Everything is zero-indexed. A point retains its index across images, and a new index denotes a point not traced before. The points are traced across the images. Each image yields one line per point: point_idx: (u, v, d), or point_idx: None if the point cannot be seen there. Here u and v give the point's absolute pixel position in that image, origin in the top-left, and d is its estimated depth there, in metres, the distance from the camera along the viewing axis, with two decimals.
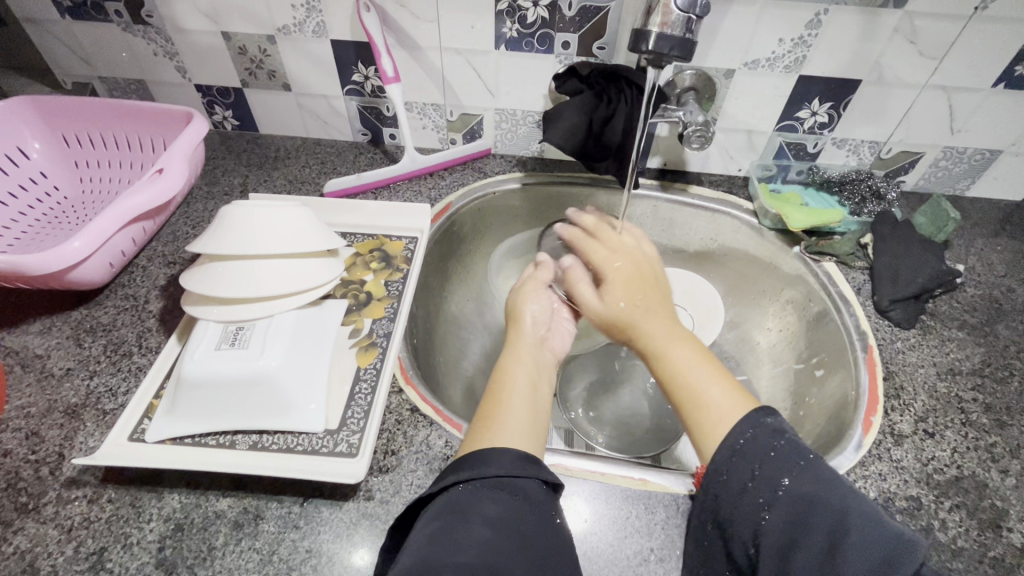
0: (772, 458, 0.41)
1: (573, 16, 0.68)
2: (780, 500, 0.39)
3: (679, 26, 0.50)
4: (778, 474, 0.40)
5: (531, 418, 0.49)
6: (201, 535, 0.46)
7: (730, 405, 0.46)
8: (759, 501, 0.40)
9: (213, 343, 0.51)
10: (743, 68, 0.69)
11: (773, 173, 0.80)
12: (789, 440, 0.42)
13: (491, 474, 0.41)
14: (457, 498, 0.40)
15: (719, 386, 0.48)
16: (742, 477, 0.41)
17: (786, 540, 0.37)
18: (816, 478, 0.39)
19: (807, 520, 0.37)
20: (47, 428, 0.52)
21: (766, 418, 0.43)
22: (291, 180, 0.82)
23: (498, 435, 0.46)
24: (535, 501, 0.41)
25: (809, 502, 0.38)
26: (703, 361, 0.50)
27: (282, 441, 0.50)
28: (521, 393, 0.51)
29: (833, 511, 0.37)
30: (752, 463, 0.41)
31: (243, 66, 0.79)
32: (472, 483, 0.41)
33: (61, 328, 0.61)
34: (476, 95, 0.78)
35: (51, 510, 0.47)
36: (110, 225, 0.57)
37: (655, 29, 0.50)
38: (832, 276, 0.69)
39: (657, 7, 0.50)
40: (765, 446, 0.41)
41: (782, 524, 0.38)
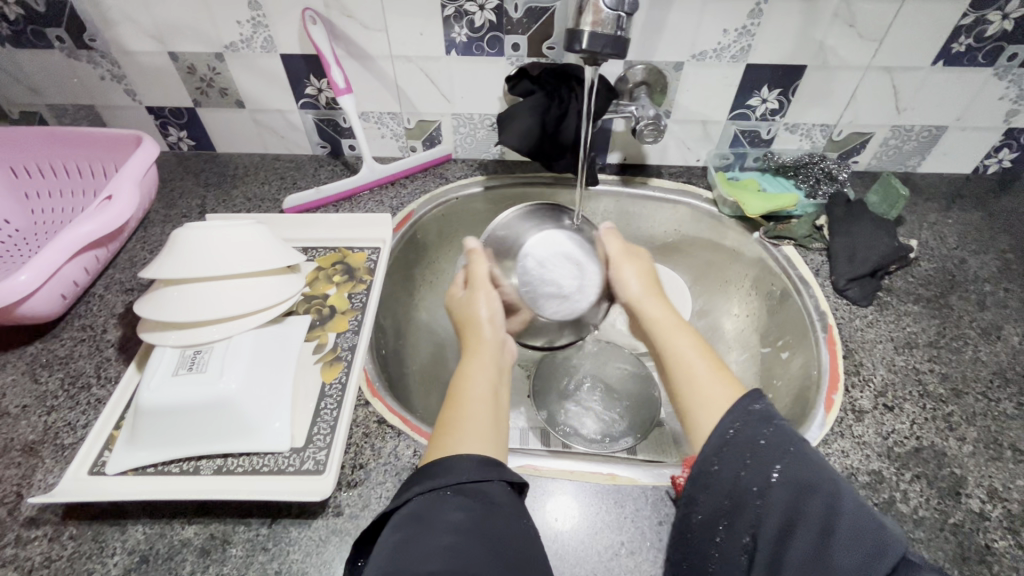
0: (763, 447, 0.39)
1: (520, 18, 0.68)
2: (773, 488, 0.37)
3: (610, 25, 0.50)
4: (769, 461, 0.38)
5: (493, 423, 0.49)
6: (167, 564, 0.45)
7: (727, 389, 0.46)
8: (750, 492, 0.38)
9: (170, 368, 0.51)
10: (691, 60, 0.70)
11: (730, 162, 0.81)
12: (777, 426, 0.40)
13: (456, 478, 0.41)
14: (422, 506, 0.40)
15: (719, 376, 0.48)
16: (733, 467, 0.39)
17: (788, 526, 0.36)
18: (806, 461, 0.38)
19: (799, 505, 0.36)
20: (3, 468, 0.51)
21: (754, 404, 0.42)
22: (250, 199, 0.81)
23: (464, 443, 0.45)
24: (500, 502, 0.41)
25: (807, 485, 0.36)
26: (705, 353, 0.51)
27: (248, 464, 0.50)
28: (482, 400, 0.50)
29: (825, 492, 0.36)
30: (744, 453, 0.40)
31: (194, 86, 0.78)
32: (439, 489, 0.41)
33: (16, 364, 0.59)
34: (432, 102, 0.78)
35: (10, 552, 0.46)
36: (59, 256, 0.56)
37: (587, 29, 0.50)
38: (791, 260, 0.70)
39: (588, 6, 0.50)
40: (757, 435, 0.40)
41: (777, 510, 0.37)
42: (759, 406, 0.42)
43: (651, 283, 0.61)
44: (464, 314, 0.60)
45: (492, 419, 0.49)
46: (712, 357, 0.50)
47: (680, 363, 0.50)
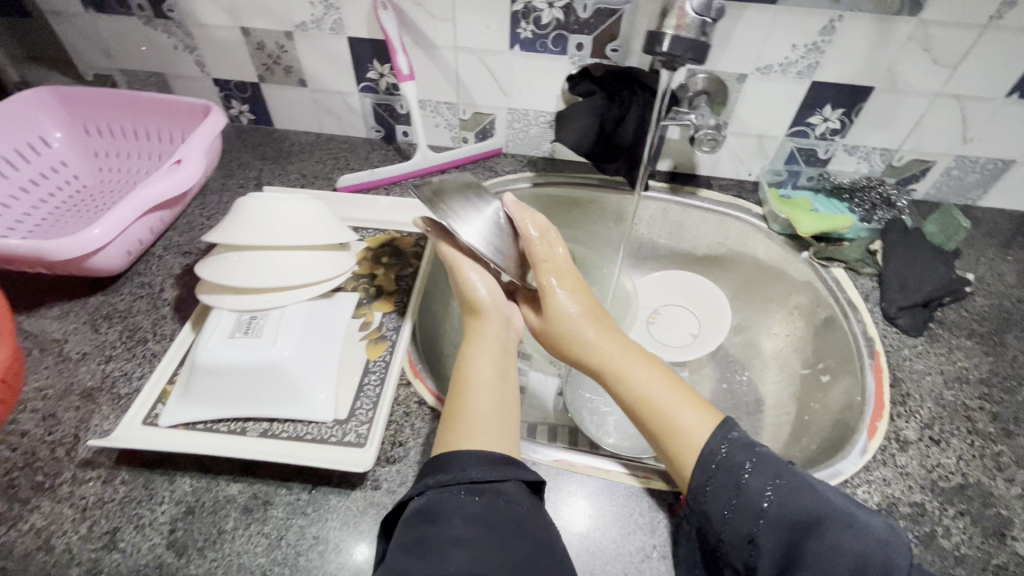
0: (747, 482, 0.42)
1: (587, 18, 0.69)
2: (763, 524, 0.41)
3: (694, 29, 0.50)
4: (757, 496, 0.42)
5: (499, 417, 0.49)
6: (211, 518, 0.47)
7: (700, 419, 0.47)
8: (743, 527, 0.42)
9: (227, 331, 0.53)
10: (755, 73, 0.70)
11: (783, 178, 0.80)
12: (760, 457, 0.44)
13: (466, 478, 0.43)
14: (433, 501, 0.41)
15: (687, 406, 0.48)
16: (721, 503, 0.43)
17: (786, 557, 0.40)
18: (790, 491, 0.41)
19: (794, 539, 0.40)
20: (63, 410, 0.53)
21: (733, 434, 0.45)
22: (304, 175, 0.83)
23: (460, 437, 0.46)
24: (515, 501, 0.43)
25: (795, 521, 0.40)
26: (666, 380, 0.50)
27: (292, 430, 0.51)
28: (487, 388, 0.51)
29: (819, 527, 0.39)
30: (731, 489, 0.43)
31: (261, 62, 0.81)
32: (450, 488, 0.42)
33: (79, 313, 0.62)
34: (490, 96, 0.79)
35: (66, 490, 0.48)
36: (129, 213, 0.58)
37: (670, 32, 0.50)
38: (840, 282, 0.69)
39: (673, 10, 0.50)
40: (739, 470, 0.43)
41: (770, 546, 0.40)
42: (737, 434, 0.45)
43: (591, 305, 0.55)
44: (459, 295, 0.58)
45: (495, 407, 0.49)
46: (674, 383, 0.50)
47: (651, 401, 0.49)
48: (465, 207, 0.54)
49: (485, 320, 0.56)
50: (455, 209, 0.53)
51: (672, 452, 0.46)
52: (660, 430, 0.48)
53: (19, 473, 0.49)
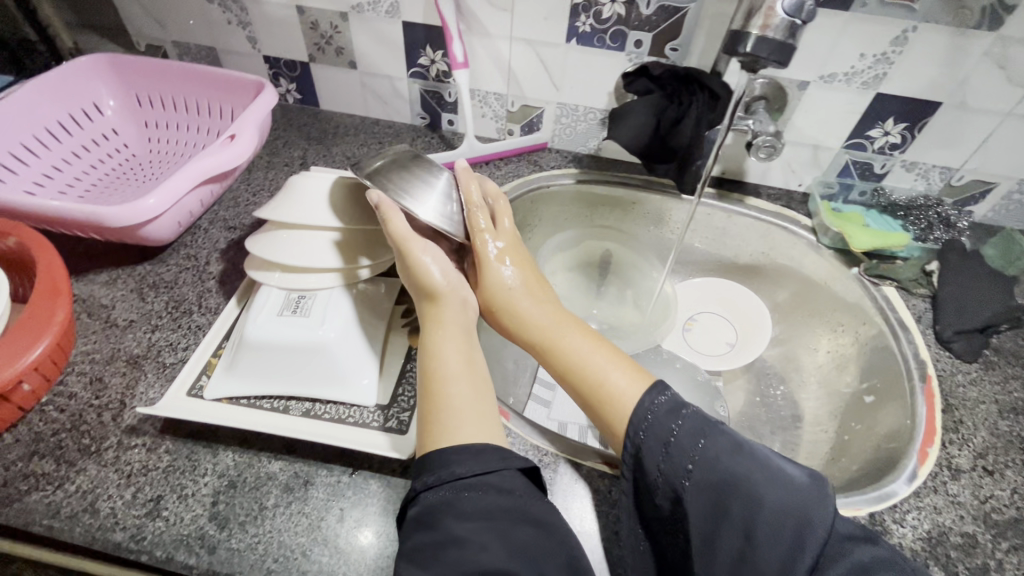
0: (676, 437, 0.42)
1: (649, 15, 0.67)
2: (692, 478, 0.40)
3: (782, 31, 0.47)
4: (686, 452, 0.41)
5: (476, 412, 0.44)
6: (253, 494, 0.47)
7: (633, 383, 0.48)
8: (675, 483, 0.41)
9: (276, 308, 0.53)
10: (818, 81, 0.69)
11: (834, 191, 0.78)
12: (685, 418, 0.43)
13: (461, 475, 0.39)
14: (423, 507, 0.38)
15: (619, 370, 0.49)
16: (655, 462, 0.42)
17: (715, 511, 0.39)
18: (721, 447, 0.41)
19: (725, 495, 0.39)
20: (110, 375, 0.54)
21: (660, 397, 0.45)
22: (349, 158, 0.82)
23: (446, 435, 0.42)
24: (512, 491, 0.39)
25: (722, 483, 0.39)
26: (597, 344, 0.51)
27: (334, 412, 0.51)
28: (459, 380, 0.45)
29: (745, 482, 0.39)
30: (664, 445, 0.42)
31: (313, 41, 0.81)
32: (440, 490, 0.38)
33: (126, 281, 0.62)
34: (541, 89, 0.78)
35: (112, 454, 0.48)
36: (183, 185, 0.58)
37: (756, 32, 0.48)
38: (891, 301, 0.67)
39: (760, 11, 0.48)
40: (669, 427, 0.43)
41: (700, 513, 0.39)
42: (665, 397, 0.45)
43: (530, 273, 0.55)
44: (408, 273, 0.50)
45: (471, 400, 0.44)
46: (604, 348, 0.51)
47: (588, 370, 0.49)
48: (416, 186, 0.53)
49: (447, 301, 0.49)
50: (405, 187, 0.52)
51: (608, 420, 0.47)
52: (595, 399, 0.48)
53: (66, 434, 0.49)
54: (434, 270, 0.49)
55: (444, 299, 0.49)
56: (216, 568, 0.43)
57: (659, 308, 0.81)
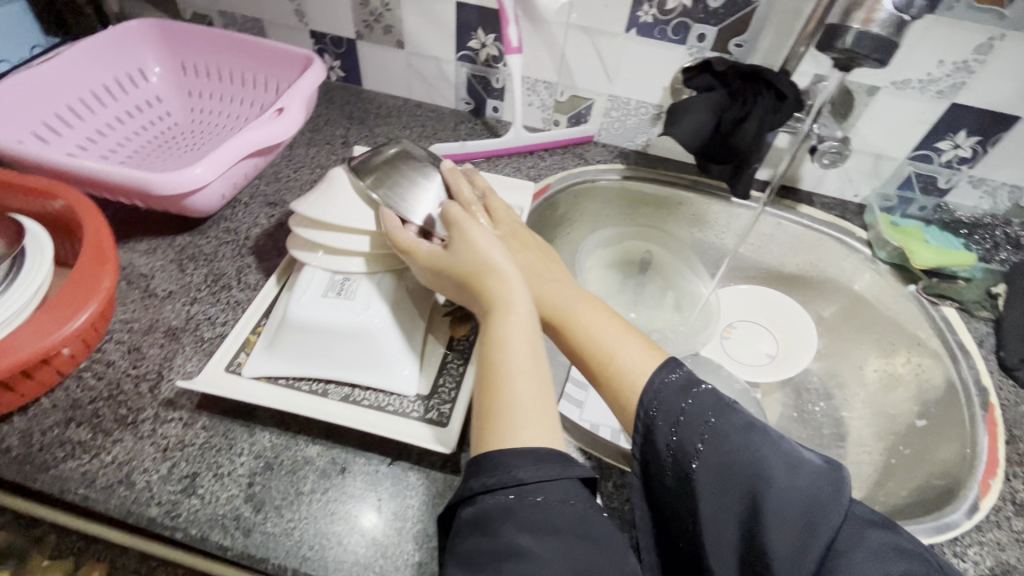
0: (686, 417, 0.41)
1: (717, 8, 0.65)
2: (701, 461, 0.39)
3: (888, 26, 0.45)
4: (695, 434, 0.40)
5: (539, 404, 0.41)
6: (290, 478, 0.46)
7: (645, 356, 0.46)
8: (685, 466, 0.40)
9: (320, 289, 0.51)
10: (890, 87, 0.65)
11: (893, 204, 0.74)
12: (696, 397, 0.42)
13: (523, 479, 0.36)
14: (481, 510, 0.35)
15: (633, 342, 0.48)
16: (665, 444, 0.41)
17: (723, 496, 0.38)
18: (732, 429, 0.40)
19: (734, 480, 0.38)
20: (148, 346, 0.53)
21: (671, 375, 0.44)
22: (391, 140, 0.81)
23: (507, 433, 0.39)
24: (573, 501, 0.36)
25: (732, 464, 0.38)
26: (608, 318, 0.50)
27: (373, 399, 0.50)
28: (521, 367, 0.42)
29: (755, 468, 0.38)
30: (672, 425, 0.41)
31: (362, 18, 0.79)
32: (500, 493, 0.36)
33: (166, 251, 0.62)
34: (593, 80, 0.76)
35: (149, 427, 0.47)
36: (231, 157, 0.57)
37: (857, 26, 0.45)
38: (951, 323, 0.64)
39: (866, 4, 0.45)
40: (679, 407, 0.42)
41: (709, 495, 0.38)
42: (676, 374, 0.44)
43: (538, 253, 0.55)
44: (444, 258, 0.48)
45: (533, 392, 0.41)
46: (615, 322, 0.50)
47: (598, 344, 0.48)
48: (410, 187, 0.53)
49: (498, 281, 0.46)
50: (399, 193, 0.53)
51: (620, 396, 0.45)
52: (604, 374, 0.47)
53: (103, 403, 0.49)
54: (487, 248, 0.47)
55: (503, 278, 0.46)
56: (251, 551, 0.42)
57: (701, 318, 0.78)
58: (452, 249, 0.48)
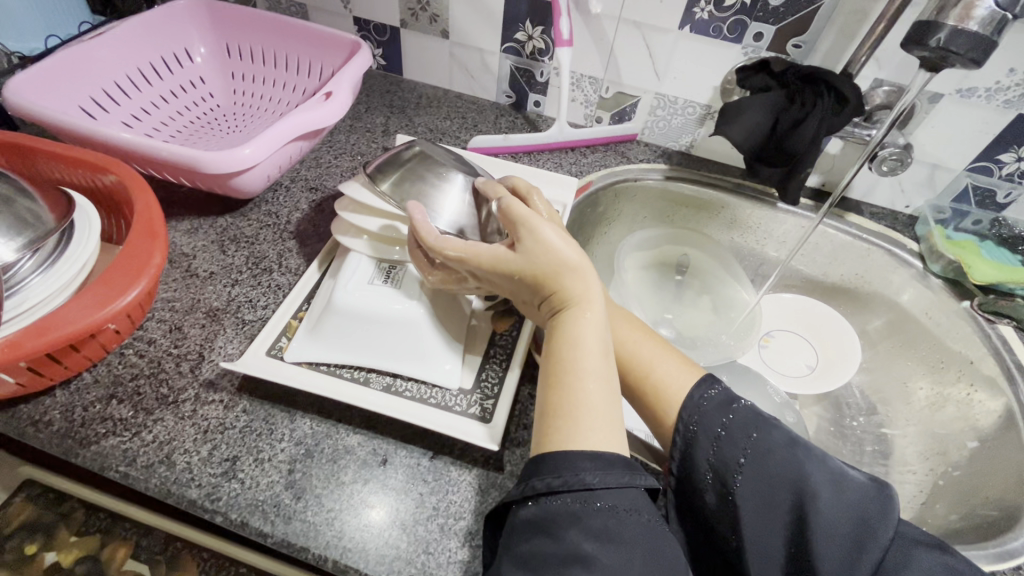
0: (726, 431, 0.40)
1: (777, 6, 0.63)
2: (743, 478, 0.38)
3: (986, 24, 0.42)
4: (736, 450, 0.39)
5: (610, 407, 0.41)
6: (331, 467, 0.45)
7: (683, 372, 0.46)
8: (727, 484, 0.38)
9: (366, 276, 0.51)
10: (955, 95, 0.63)
11: (947, 217, 0.71)
12: (737, 412, 0.41)
13: (588, 486, 0.37)
14: (545, 511, 0.37)
15: (669, 359, 0.48)
16: (704, 460, 0.40)
17: (767, 516, 0.37)
18: (774, 444, 0.38)
19: (779, 498, 0.37)
20: (190, 325, 0.52)
21: (710, 391, 0.43)
22: (431, 130, 0.80)
23: (574, 435, 0.39)
24: (636, 511, 0.37)
25: (776, 480, 0.37)
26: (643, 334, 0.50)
27: (415, 390, 0.49)
28: (597, 370, 0.42)
29: (802, 485, 0.36)
30: (710, 441, 0.40)
31: (408, 6, 0.78)
32: (563, 497, 0.37)
33: (207, 231, 0.61)
34: (641, 77, 0.74)
35: (190, 408, 0.47)
36: (280, 139, 0.56)
37: (952, 23, 0.43)
38: (1009, 342, 0.62)
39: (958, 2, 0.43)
40: (717, 421, 0.40)
41: (753, 513, 0.37)
42: (715, 390, 0.43)
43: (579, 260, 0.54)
44: (516, 259, 0.45)
45: (605, 396, 0.41)
46: (651, 339, 0.49)
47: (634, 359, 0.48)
48: (429, 192, 0.52)
49: (570, 284, 0.44)
50: (426, 198, 0.51)
51: (655, 408, 0.45)
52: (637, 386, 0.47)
53: (145, 381, 0.48)
54: (562, 244, 0.44)
55: (581, 275, 0.44)
56: (291, 539, 0.41)
57: (741, 325, 0.76)
58: (522, 250, 0.45)
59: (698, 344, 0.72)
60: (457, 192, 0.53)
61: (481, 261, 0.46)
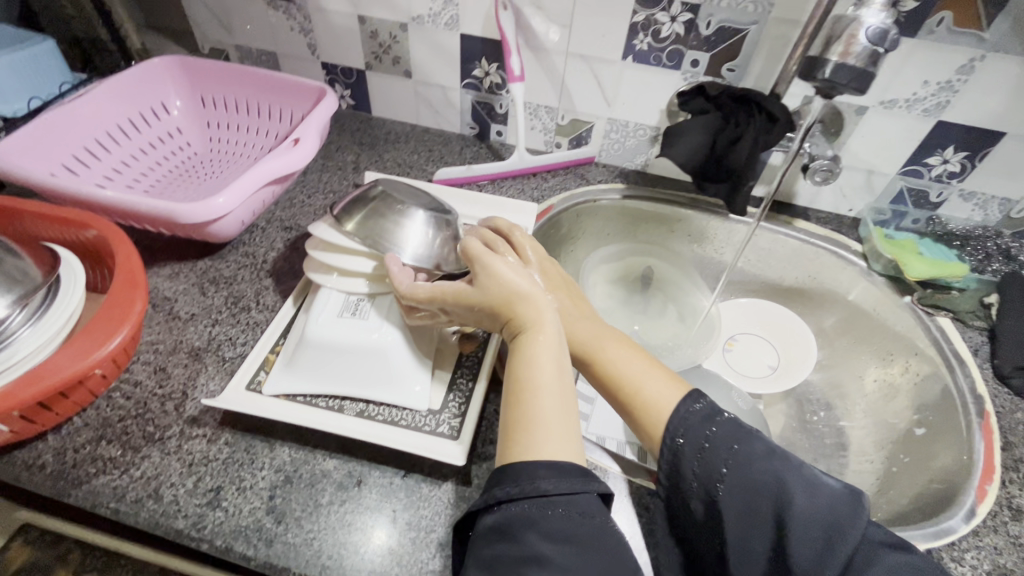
0: (710, 444, 0.42)
1: (708, 36, 0.68)
2: (726, 488, 0.41)
3: (863, 58, 0.48)
4: (719, 461, 0.42)
5: (565, 419, 0.44)
6: (309, 490, 0.48)
7: (670, 389, 0.47)
8: (710, 493, 0.41)
9: (336, 309, 0.54)
10: (879, 106, 0.68)
11: (887, 218, 0.77)
12: (720, 425, 0.43)
13: (543, 492, 0.40)
14: (505, 516, 0.39)
15: (658, 376, 0.48)
16: (690, 471, 0.42)
17: (748, 523, 0.39)
18: (753, 455, 0.41)
19: (756, 506, 0.39)
20: (173, 366, 0.56)
21: (693, 407, 0.45)
22: (400, 164, 0.84)
23: (532, 447, 0.42)
24: (591, 515, 0.40)
25: (757, 487, 0.40)
26: (638, 354, 0.51)
27: (386, 414, 0.52)
28: (551, 388, 0.45)
29: (777, 492, 0.39)
30: (695, 454, 0.43)
31: (371, 50, 0.83)
32: (522, 504, 0.40)
33: (188, 275, 0.65)
34: (592, 104, 0.79)
35: (175, 443, 0.50)
36: (251, 186, 0.60)
37: (835, 58, 0.49)
38: (947, 333, 0.66)
39: (841, 37, 0.49)
40: (703, 434, 0.43)
41: (735, 521, 0.40)
42: (700, 405, 0.45)
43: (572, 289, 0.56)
44: (478, 294, 0.49)
45: (560, 410, 0.44)
46: (642, 357, 0.50)
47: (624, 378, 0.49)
48: (392, 229, 0.56)
49: (525, 312, 0.48)
50: (389, 234, 0.56)
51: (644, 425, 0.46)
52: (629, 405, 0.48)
53: (132, 421, 0.51)
54: (514, 277, 0.49)
55: (533, 303, 0.48)
56: (273, 561, 0.44)
57: (703, 331, 0.79)
58: (478, 284, 0.49)
59: (663, 351, 0.76)
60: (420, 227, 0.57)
61: (446, 297, 0.50)
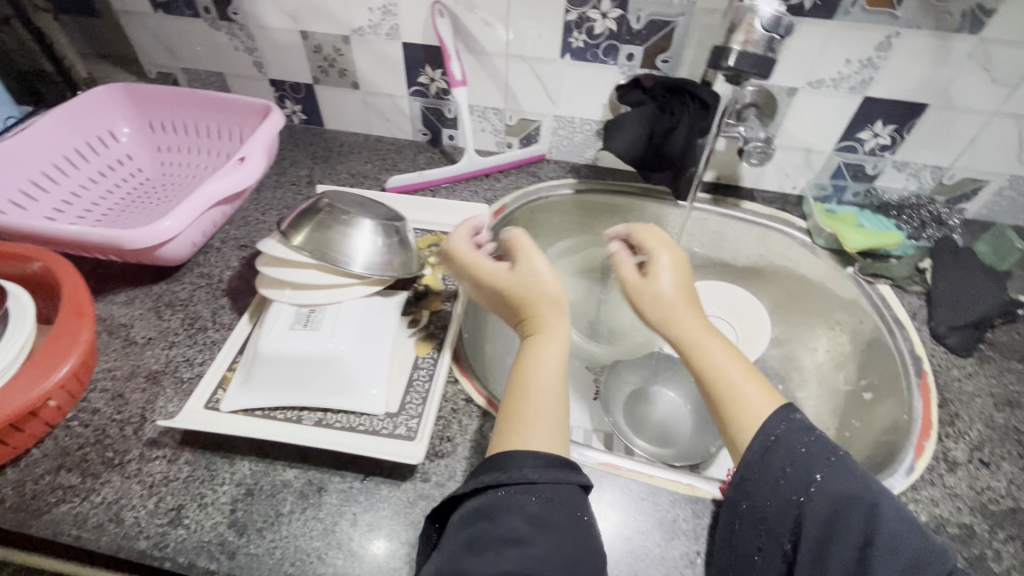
0: (805, 452, 0.42)
1: (640, 29, 0.70)
2: (812, 495, 0.40)
3: (762, 45, 0.52)
4: (812, 468, 0.41)
5: (554, 412, 0.46)
6: (270, 501, 0.49)
7: (763, 397, 0.45)
8: (793, 497, 0.41)
9: (287, 322, 0.55)
10: (807, 86, 0.70)
11: (828, 193, 0.78)
12: (818, 438, 0.42)
13: (521, 478, 0.41)
14: (489, 499, 0.40)
15: (751, 382, 0.46)
16: (773, 474, 0.42)
17: (827, 535, 0.38)
18: (848, 470, 0.40)
19: (838, 516, 0.38)
20: (131, 391, 0.56)
21: (795, 414, 0.44)
22: (354, 174, 0.85)
23: (520, 437, 0.44)
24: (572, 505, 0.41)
25: (844, 498, 0.39)
26: (737, 358, 0.48)
27: (344, 420, 0.53)
28: (546, 381, 0.47)
29: (867, 506, 0.38)
30: (786, 459, 0.42)
31: (316, 64, 0.83)
32: (506, 487, 0.41)
33: (143, 300, 0.65)
34: (537, 103, 0.81)
35: (135, 467, 0.51)
36: (197, 208, 0.60)
37: (737, 47, 0.53)
38: (887, 300, 0.68)
39: (742, 26, 0.53)
40: (799, 441, 0.42)
41: (813, 529, 0.39)
42: (799, 416, 0.44)
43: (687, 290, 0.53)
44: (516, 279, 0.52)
45: (554, 404, 0.46)
46: (744, 362, 0.48)
47: (716, 373, 0.47)
48: (341, 240, 0.57)
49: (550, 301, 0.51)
50: (337, 245, 0.57)
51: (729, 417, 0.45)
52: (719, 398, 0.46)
53: (90, 448, 0.52)
54: (547, 275, 0.52)
55: (557, 306, 0.52)
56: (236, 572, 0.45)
57: None
58: (516, 272, 0.53)
59: None
60: (369, 236, 0.58)
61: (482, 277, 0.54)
